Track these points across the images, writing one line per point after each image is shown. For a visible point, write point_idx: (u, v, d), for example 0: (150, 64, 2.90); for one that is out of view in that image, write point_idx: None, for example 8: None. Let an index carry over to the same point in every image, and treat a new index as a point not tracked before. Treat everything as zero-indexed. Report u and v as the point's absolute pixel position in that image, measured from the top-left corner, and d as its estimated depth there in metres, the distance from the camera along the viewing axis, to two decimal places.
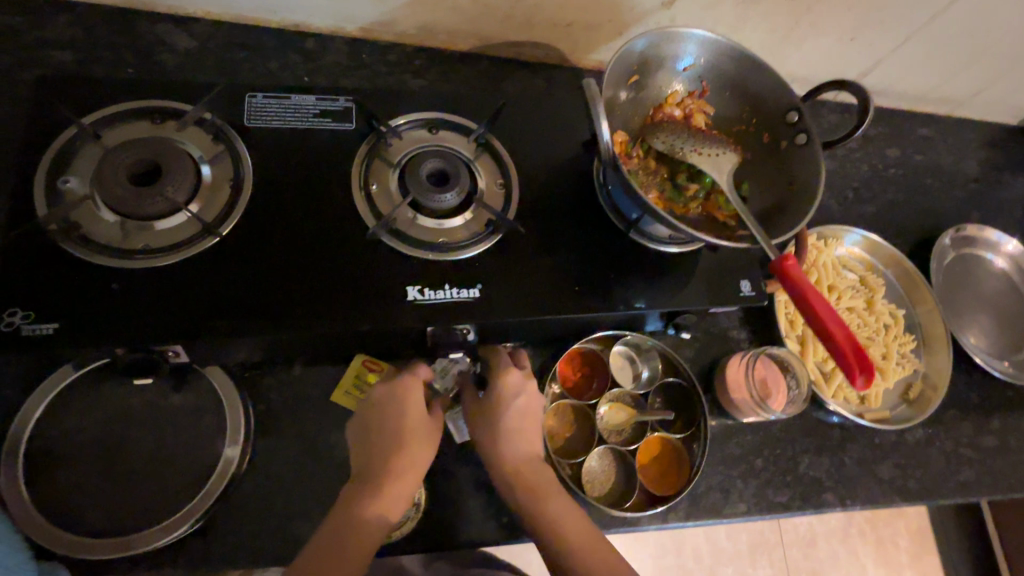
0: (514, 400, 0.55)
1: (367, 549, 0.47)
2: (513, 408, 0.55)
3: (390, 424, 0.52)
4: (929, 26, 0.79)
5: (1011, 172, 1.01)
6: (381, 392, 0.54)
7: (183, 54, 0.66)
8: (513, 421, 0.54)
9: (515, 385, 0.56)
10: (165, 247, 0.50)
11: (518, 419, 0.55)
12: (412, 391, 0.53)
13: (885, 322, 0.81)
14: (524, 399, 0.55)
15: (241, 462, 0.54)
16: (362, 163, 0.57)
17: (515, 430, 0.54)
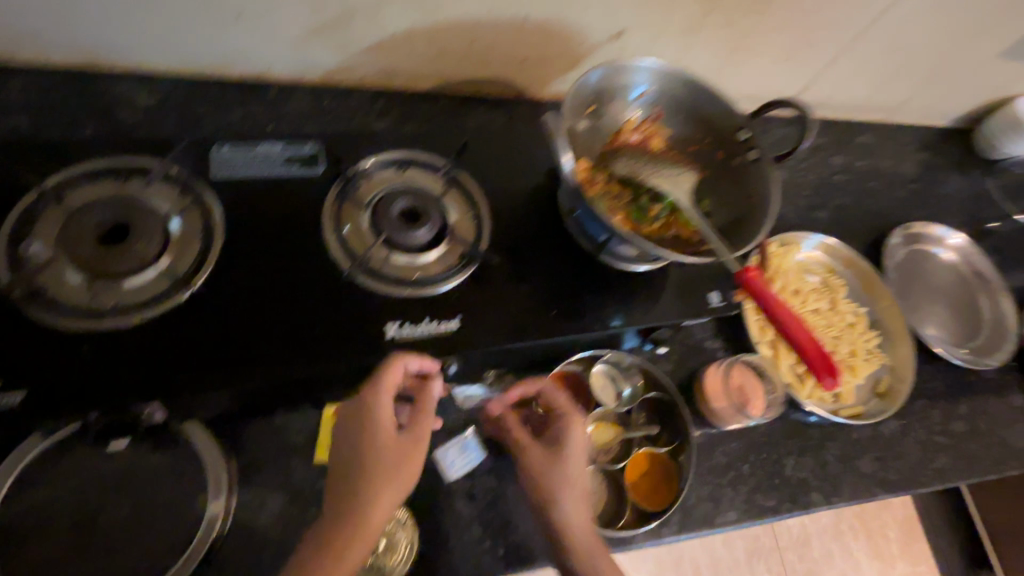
0: (578, 452, 0.55)
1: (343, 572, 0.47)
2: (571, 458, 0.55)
3: (358, 456, 0.51)
4: (859, 40, 0.84)
5: (946, 171, 1.09)
6: (349, 413, 0.53)
7: (143, 111, 0.67)
8: (573, 471, 0.54)
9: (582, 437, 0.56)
10: (136, 304, 0.50)
11: (578, 472, 0.55)
12: (379, 415, 0.52)
13: (849, 321, 0.83)
14: (579, 450, 0.56)
15: (225, 518, 0.53)
16: (330, 207, 0.58)
17: (574, 487, 0.54)
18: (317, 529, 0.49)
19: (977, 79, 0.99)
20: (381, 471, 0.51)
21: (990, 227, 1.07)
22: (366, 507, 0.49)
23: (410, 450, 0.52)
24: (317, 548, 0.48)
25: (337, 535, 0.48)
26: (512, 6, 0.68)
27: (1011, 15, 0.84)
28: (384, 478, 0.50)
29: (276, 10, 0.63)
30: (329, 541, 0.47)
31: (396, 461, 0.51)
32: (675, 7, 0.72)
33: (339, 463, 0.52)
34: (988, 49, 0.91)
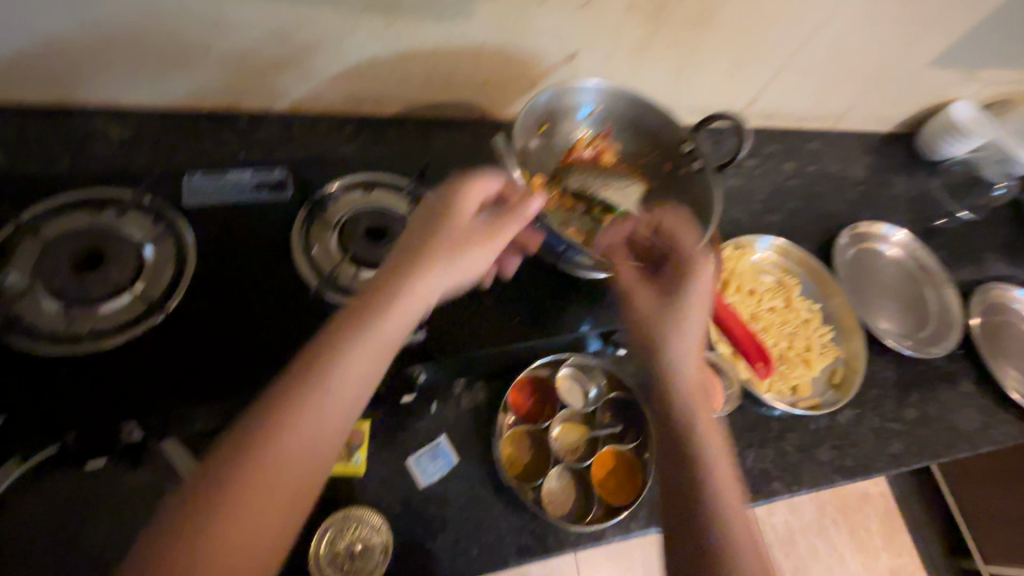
0: (699, 306, 0.56)
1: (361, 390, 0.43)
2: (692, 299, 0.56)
3: (425, 236, 0.50)
4: (798, 55, 0.90)
5: (892, 174, 1.15)
6: (443, 183, 0.54)
7: (116, 144, 0.69)
8: (690, 319, 0.55)
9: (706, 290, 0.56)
10: (110, 328, 0.51)
11: (694, 322, 0.55)
12: (463, 220, 0.52)
13: (803, 317, 0.87)
14: (701, 292, 0.56)
15: None
16: (299, 229, 0.61)
17: (691, 336, 0.55)
18: (373, 279, 0.48)
19: (912, 87, 1.05)
20: (448, 239, 0.50)
21: (937, 224, 1.13)
22: (417, 277, 0.47)
23: (485, 249, 0.52)
24: (366, 295, 0.46)
25: (375, 299, 0.45)
26: (469, 33, 0.72)
27: (935, 27, 0.90)
28: (447, 239, 0.50)
29: (244, 44, 0.67)
30: (358, 313, 0.44)
31: (461, 252, 0.50)
32: (622, 30, 0.77)
33: (417, 224, 0.52)
34: (918, 58, 0.98)
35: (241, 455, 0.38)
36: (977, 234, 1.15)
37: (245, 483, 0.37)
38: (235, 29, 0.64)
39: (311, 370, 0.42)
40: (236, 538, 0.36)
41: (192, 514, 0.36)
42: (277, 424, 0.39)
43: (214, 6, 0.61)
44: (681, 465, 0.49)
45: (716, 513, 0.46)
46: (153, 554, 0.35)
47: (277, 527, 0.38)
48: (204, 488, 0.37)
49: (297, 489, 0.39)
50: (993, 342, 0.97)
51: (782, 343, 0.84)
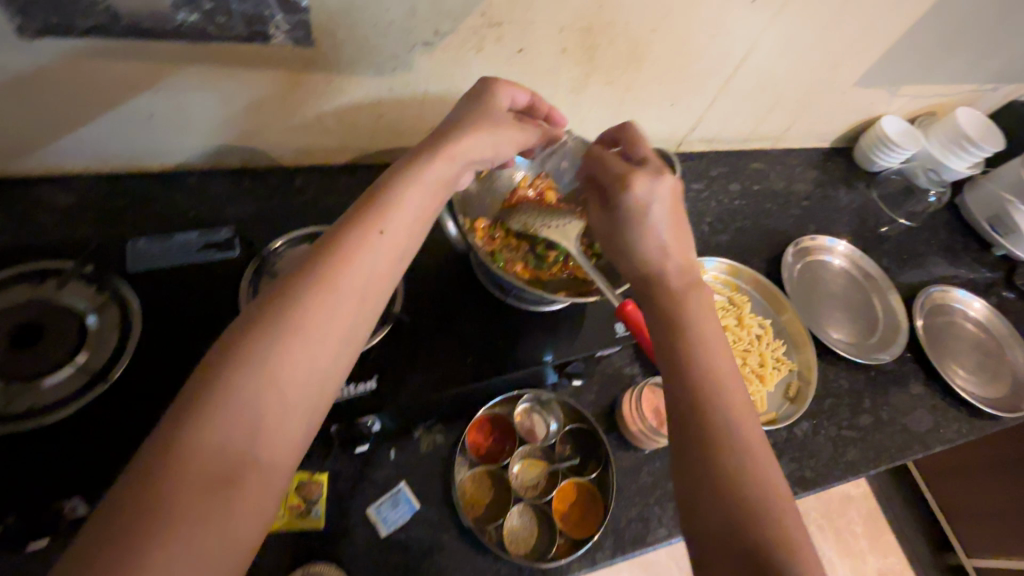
0: (651, 203, 0.57)
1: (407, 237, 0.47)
2: (653, 212, 0.57)
3: (448, 128, 0.55)
4: (729, 85, 0.95)
5: (833, 187, 1.21)
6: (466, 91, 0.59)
7: (63, 212, 0.69)
8: (664, 228, 0.58)
9: (647, 188, 0.57)
10: (54, 402, 0.51)
11: (670, 228, 0.58)
12: (486, 115, 0.57)
13: (756, 333, 0.90)
14: (664, 205, 0.58)
15: None
16: (247, 285, 0.62)
17: (666, 239, 0.58)
18: (396, 164, 0.52)
19: (842, 105, 1.12)
20: (474, 130, 0.55)
21: (880, 232, 1.18)
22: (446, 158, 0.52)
23: (506, 142, 0.58)
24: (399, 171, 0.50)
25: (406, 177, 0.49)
26: (409, 83, 0.75)
27: (853, 52, 0.97)
28: (473, 130, 0.55)
29: (187, 108, 0.68)
30: (393, 187, 0.48)
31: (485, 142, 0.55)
32: (558, 72, 0.81)
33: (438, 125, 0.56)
34: (843, 80, 1.04)
35: (291, 300, 0.40)
36: (918, 239, 1.21)
37: (296, 326, 0.40)
38: (176, 95, 0.66)
39: (356, 230, 0.45)
40: (300, 355, 0.39)
41: (244, 358, 0.37)
42: (340, 259, 0.43)
43: (153, 76, 0.62)
44: (681, 376, 0.50)
45: (718, 412, 0.48)
46: (207, 394, 0.36)
47: (322, 375, 0.40)
48: (257, 330, 0.39)
49: (342, 329, 0.42)
50: (939, 343, 1.01)
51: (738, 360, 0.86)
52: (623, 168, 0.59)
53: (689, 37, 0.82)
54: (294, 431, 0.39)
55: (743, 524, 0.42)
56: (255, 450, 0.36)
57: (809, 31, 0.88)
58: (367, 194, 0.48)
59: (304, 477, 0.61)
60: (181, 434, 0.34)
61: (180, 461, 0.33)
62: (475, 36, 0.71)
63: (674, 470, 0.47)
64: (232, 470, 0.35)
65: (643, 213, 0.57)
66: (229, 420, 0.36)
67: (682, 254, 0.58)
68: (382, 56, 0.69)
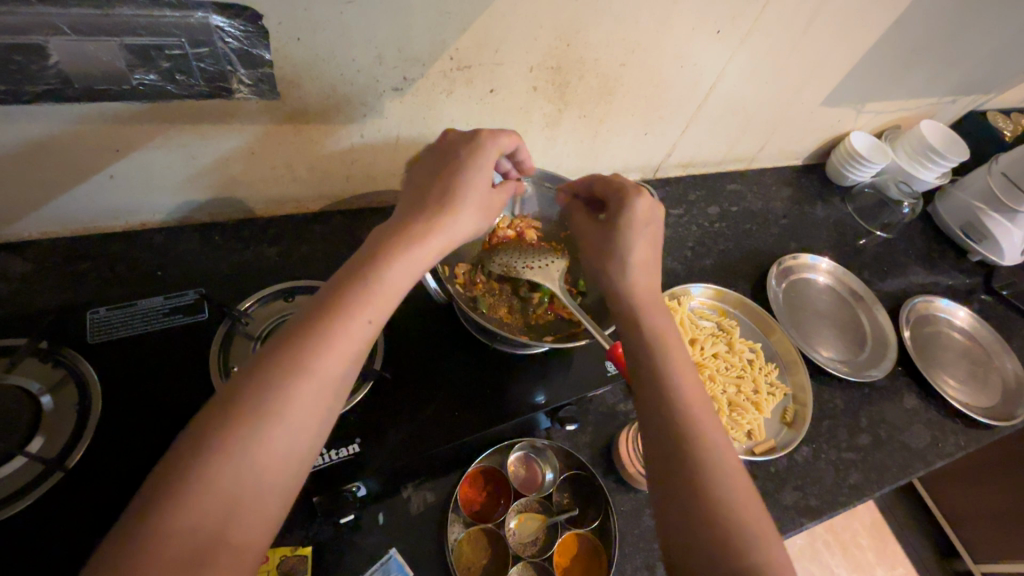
0: (643, 226, 0.58)
1: (398, 291, 0.44)
2: (644, 234, 0.58)
3: (444, 179, 0.52)
4: (701, 112, 0.96)
5: (809, 203, 1.22)
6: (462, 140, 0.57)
7: (20, 279, 0.66)
8: (640, 253, 0.57)
9: (645, 210, 0.59)
10: (3, 498, 0.46)
11: (646, 252, 0.58)
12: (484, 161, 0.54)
13: (748, 357, 0.89)
14: (652, 232, 0.59)
15: None
16: (218, 351, 0.58)
17: (638, 265, 0.57)
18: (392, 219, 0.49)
19: (811, 124, 1.14)
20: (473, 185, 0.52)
21: (858, 245, 1.19)
22: (444, 220, 0.49)
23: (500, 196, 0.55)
24: (393, 231, 0.47)
25: (405, 238, 0.46)
26: (382, 129, 0.74)
27: (817, 74, 0.99)
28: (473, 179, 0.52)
29: (150, 168, 0.66)
30: (389, 250, 0.45)
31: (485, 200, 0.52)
32: (531, 109, 0.81)
33: (428, 173, 0.54)
34: (810, 100, 1.06)
35: (276, 374, 0.37)
36: (897, 250, 1.22)
37: (280, 404, 0.36)
38: (138, 154, 0.63)
39: (347, 295, 0.41)
40: (285, 427, 0.36)
41: (223, 438, 0.34)
42: (331, 322, 0.40)
43: (112, 137, 0.60)
44: (652, 408, 0.48)
45: (696, 437, 0.46)
46: (181, 475, 0.33)
47: (305, 453, 0.37)
48: (236, 408, 0.35)
49: (329, 404, 0.39)
50: (928, 353, 1.01)
51: (731, 388, 0.85)
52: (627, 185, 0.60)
53: (658, 68, 0.82)
54: (272, 513, 0.35)
55: (727, 555, 0.40)
56: (228, 534, 0.33)
57: (774, 56, 0.90)
58: (360, 256, 0.45)
59: (285, 554, 0.56)
60: (151, 520, 0.31)
61: (149, 550, 0.30)
62: (445, 79, 0.70)
63: (656, 503, 0.45)
64: (203, 555, 0.31)
65: (637, 229, 0.58)
66: (206, 502, 0.32)
67: (650, 281, 0.57)
68: (352, 104, 0.68)
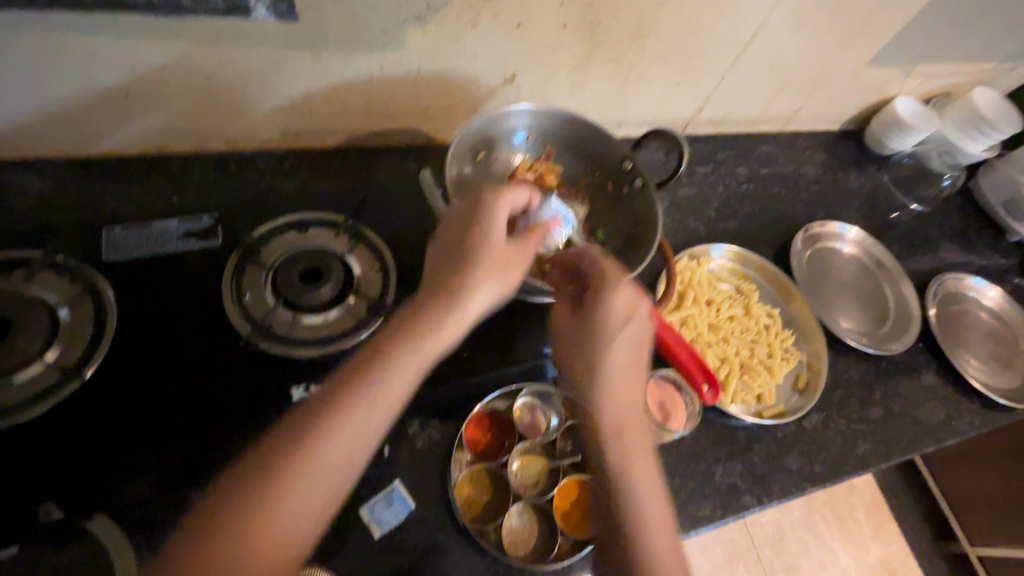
0: (627, 324, 0.55)
1: (400, 385, 0.46)
2: (624, 333, 0.55)
3: (465, 243, 0.52)
4: (738, 63, 0.91)
5: (844, 170, 1.17)
6: (472, 203, 0.55)
7: (37, 196, 0.66)
8: (620, 352, 0.55)
9: (628, 308, 0.55)
10: (24, 400, 0.48)
11: (629, 350, 0.55)
12: (491, 228, 0.53)
13: (764, 323, 0.87)
14: (638, 329, 0.56)
15: None
16: (230, 276, 0.58)
17: (623, 364, 0.55)
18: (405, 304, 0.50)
19: (856, 85, 1.07)
20: (493, 250, 0.52)
21: (891, 217, 1.14)
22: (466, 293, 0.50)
23: (520, 258, 0.54)
24: (406, 318, 0.48)
25: (424, 321, 0.48)
26: (402, 61, 0.71)
27: (868, 28, 0.92)
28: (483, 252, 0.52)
29: (165, 87, 0.64)
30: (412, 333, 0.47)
31: (507, 259, 0.52)
32: (558, 48, 0.77)
33: (445, 243, 0.53)
34: (857, 58, 0.99)
35: (282, 468, 0.40)
36: (931, 224, 1.17)
37: (285, 497, 0.40)
38: (153, 73, 0.62)
39: (352, 389, 0.44)
40: (288, 513, 0.40)
41: (231, 524, 0.38)
42: (336, 416, 0.43)
43: (126, 51, 0.58)
44: (608, 503, 0.50)
45: (641, 544, 0.48)
46: (193, 555, 0.37)
47: (306, 539, 0.41)
48: (244, 497, 0.39)
49: (331, 495, 0.42)
50: (952, 332, 0.98)
51: (745, 351, 0.83)
52: (606, 273, 0.57)
53: (697, 11, 0.77)
54: None
55: None
56: None
57: (823, 5, 0.84)
58: (372, 343, 0.47)
59: None
60: None
61: None
62: (471, 10, 0.67)
63: None
64: None
65: (615, 333, 0.55)
66: None
67: (636, 377, 0.55)
68: (373, 32, 0.65)
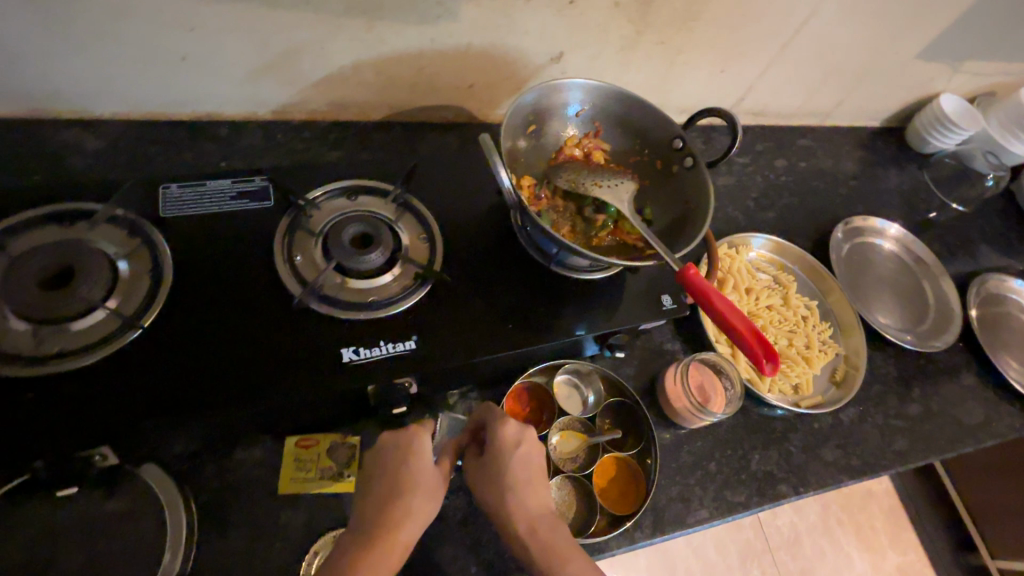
0: (517, 450, 0.54)
1: None
2: (517, 458, 0.54)
3: (393, 471, 0.50)
4: (784, 52, 0.90)
5: (883, 167, 1.15)
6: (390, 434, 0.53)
7: (93, 156, 0.67)
8: (520, 473, 0.54)
9: (516, 437, 0.55)
10: (83, 346, 0.49)
11: (524, 470, 0.54)
12: (414, 456, 0.51)
13: (802, 314, 0.86)
14: (531, 452, 0.55)
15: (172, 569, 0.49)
16: (283, 238, 0.59)
17: (527, 483, 0.53)
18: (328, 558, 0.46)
19: (901, 79, 1.05)
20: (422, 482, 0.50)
21: (930, 216, 1.12)
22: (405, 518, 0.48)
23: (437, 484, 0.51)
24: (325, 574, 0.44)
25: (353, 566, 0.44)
26: (453, 34, 0.71)
27: (920, 21, 0.91)
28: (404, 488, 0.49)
29: (220, 50, 0.64)
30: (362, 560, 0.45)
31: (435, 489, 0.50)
32: (608, 28, 0.76)
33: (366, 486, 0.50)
34: (906, 51, 0.97)
35: None
36: (971, 225, 1.14)
37: None
38: (212, 37, 0.62)
39: None
40: None
41: None
42: None
43: (187, 12, 0.59)
44: None
45: None
46: None
47: None
48: None
49: None
50: (993, 333, 0.96)
51: (783, 341, 0.82)
52: (489, 414, 0.57)
53: None
54: None
55: None
56: None
57: None
58: None
59: (336, 440, 0.60)
60: None
61: None
62: None
63: None
64: None
65: (511, 458, 0.54)
66: None
67: (541, 498, 0.54)
68: (427, 3, 0.65)
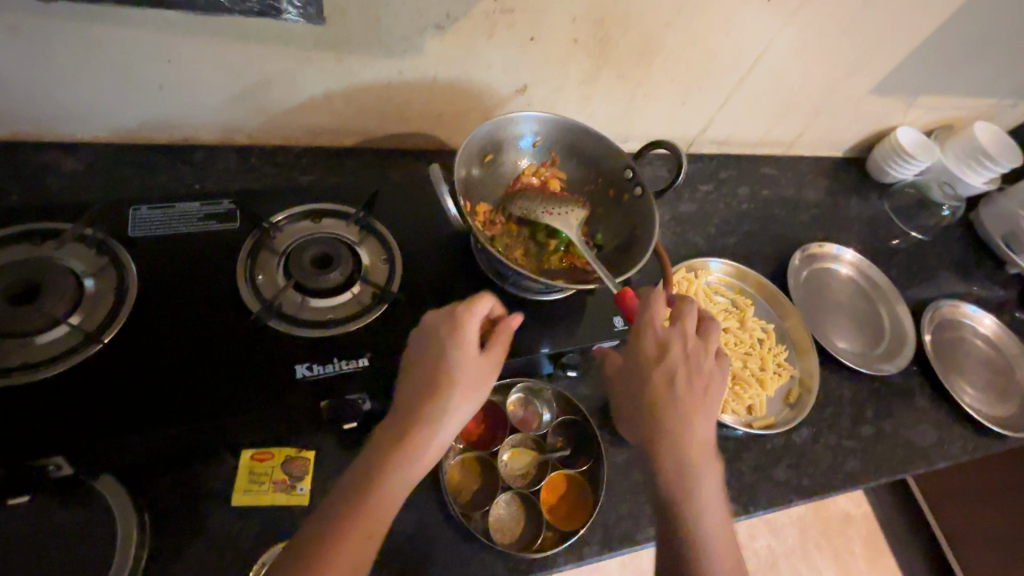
0: (695, 359, 0.59)
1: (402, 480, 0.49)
2: (693, 366, 0.59)
3: (435, 357, 0.53)
4: (741, 87, 0.94)
5: (845, 196, 1.19)
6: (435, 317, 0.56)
7: (70, 176, 0.70)
8: (695, 383, 0.58)
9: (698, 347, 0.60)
10: (43, 360, 0.52)
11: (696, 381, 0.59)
12: (463, 338, 0.54)
13: (757, 337, 0.89)
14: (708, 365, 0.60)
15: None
16: (246, 258, 0.62)
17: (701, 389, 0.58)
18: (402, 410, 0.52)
19: (858, 113, 1.10)
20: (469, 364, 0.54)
21: (891, 244, 1.16)
22: (446, 415, 0.51)
23: (485, 363, 0.55)
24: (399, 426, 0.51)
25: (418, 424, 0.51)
26: (420, 68, 0.75)
27: (869, 59, 0.96)
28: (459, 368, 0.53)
29: (196, 80, 0.68)
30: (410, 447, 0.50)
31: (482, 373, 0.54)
32: (570, 62, 0.81)
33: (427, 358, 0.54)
34: (860, 86, 1.02)
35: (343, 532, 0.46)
36: (931, 253, 1.18)
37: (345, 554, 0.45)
38: (187, 67, 0.66)
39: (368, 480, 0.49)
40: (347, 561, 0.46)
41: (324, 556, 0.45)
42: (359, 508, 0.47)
43: (164, 45, 0.63)
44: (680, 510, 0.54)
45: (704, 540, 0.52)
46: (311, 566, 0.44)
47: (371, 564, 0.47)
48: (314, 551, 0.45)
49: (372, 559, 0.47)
50: (947, 357, 0.99)
51: (737, 362, 0.85)
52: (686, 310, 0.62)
53: (702, 32, 0.81)
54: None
55: None
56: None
57: (826, 34, 0.87)
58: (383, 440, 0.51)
59: (290, 455, 0.62)
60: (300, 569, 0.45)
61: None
62: (487, 22, 0.71)
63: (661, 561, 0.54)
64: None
65: (689, 364, 0.59)
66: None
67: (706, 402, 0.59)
68: (394, 39, 0.69)
